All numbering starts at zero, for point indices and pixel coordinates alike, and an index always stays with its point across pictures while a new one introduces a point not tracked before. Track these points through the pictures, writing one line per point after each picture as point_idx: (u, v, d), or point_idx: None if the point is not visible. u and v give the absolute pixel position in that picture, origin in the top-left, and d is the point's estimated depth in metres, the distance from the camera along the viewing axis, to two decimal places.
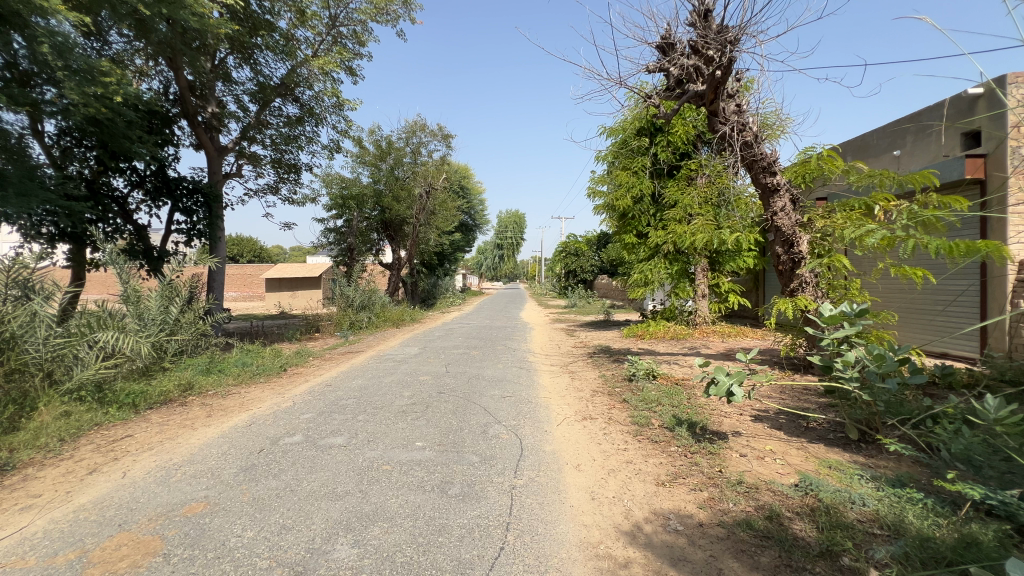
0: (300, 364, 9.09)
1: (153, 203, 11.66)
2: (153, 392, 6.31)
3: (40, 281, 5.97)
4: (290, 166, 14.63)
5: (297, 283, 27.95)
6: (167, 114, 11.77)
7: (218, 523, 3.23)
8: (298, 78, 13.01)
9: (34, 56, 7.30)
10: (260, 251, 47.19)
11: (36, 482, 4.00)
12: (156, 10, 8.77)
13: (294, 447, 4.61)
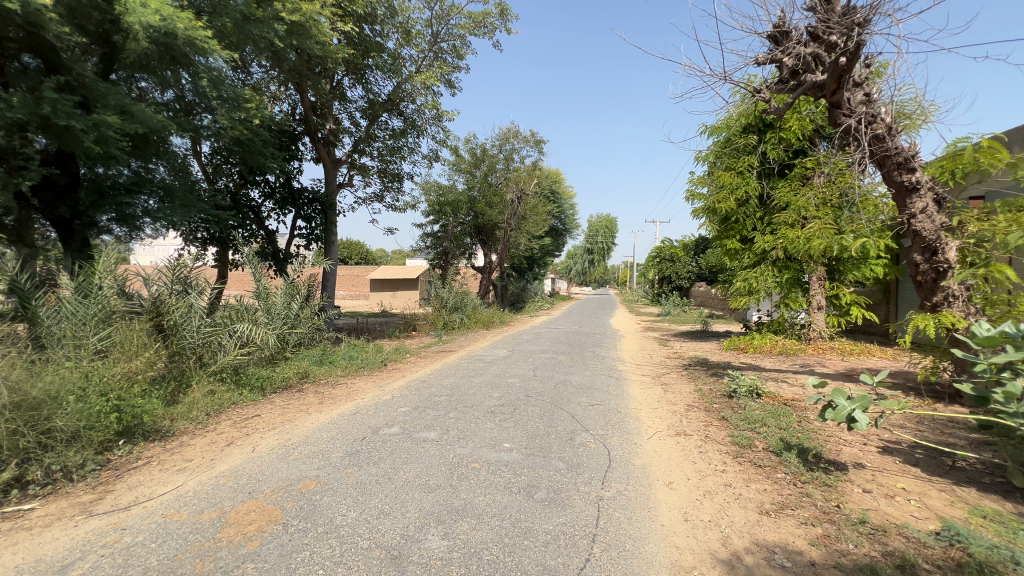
0: (398, 360, 9.74)
1: (281, 211, 13.24)
2: (277, 377, 7.19)
3: (195, 278, 7.03)
4: (394, 175, 15.77)
5: (397, 284, 30.00)
6: (294, 132, 13.31)
7: (327, 501, 3.56)
8: (403, 93, 14.02)
9: (197, 89, 8.66)
10: (366, 254, 51.37)
11: (189, 448, 4.76)
12: (288, 42, 10.03)
13: (392, 438, 4.94)
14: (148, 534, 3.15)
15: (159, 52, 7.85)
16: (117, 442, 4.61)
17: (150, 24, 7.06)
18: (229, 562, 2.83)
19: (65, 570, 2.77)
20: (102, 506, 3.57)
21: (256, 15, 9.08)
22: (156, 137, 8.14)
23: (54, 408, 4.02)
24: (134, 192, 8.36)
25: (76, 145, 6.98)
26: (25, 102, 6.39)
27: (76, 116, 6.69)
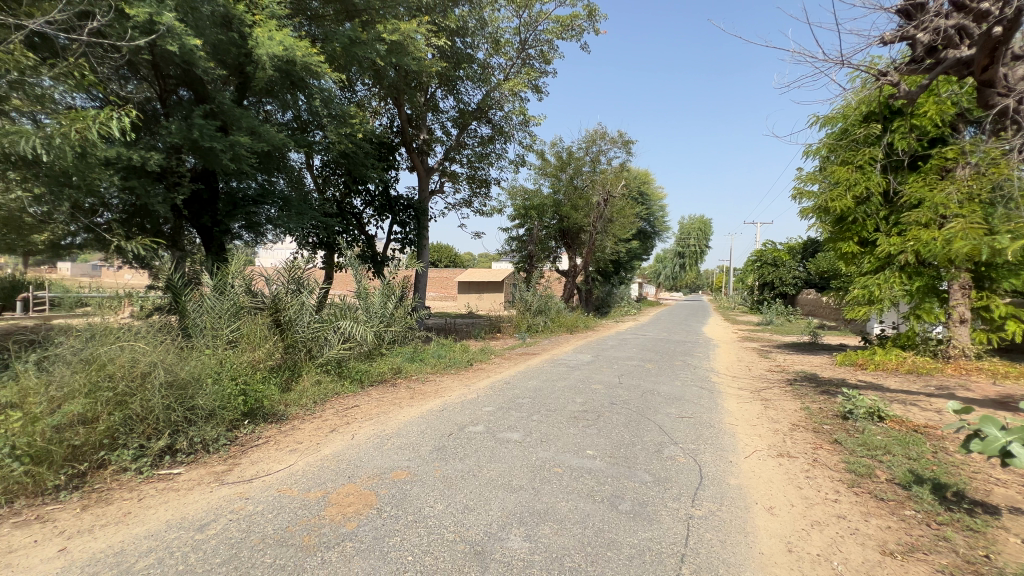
0: (484, 360, 10.03)
1: (379, 217, 14.28)
2: (374, 371, 7.75)
3: (307, 278, 7.80)
4: (482, 181, 16.28)
5: (483, 287, 30.87)
6: (392, 144, 14.29)
7: (416, 492, 3.75)
8: (492, 101, 14.45)
9: (311, 109, 9.64)
10: (455, 257, 53.56)
11: (299, 431, 5.29)
12: (388, 61, 10.82)
13: (476, 436, 5.08)
14: (266, 505, 3.54)
15: (281, 78, 8.87)
16: (243, 422, 5.26)
17: (275, 54, 8.03)
18: (332, 538, 3.09)
19: (203, 529, 3.20)
20: (231, 476, 4.09)
21: (361, 38, 9.93)
22: (278, 153, 9.19)
23: (197, 389, 4.69)
24: (260, 203, 9.51)
25: (216, 163, 8.10)
26: (180, 128, 7.55)
27: (217, 138, 7.77)
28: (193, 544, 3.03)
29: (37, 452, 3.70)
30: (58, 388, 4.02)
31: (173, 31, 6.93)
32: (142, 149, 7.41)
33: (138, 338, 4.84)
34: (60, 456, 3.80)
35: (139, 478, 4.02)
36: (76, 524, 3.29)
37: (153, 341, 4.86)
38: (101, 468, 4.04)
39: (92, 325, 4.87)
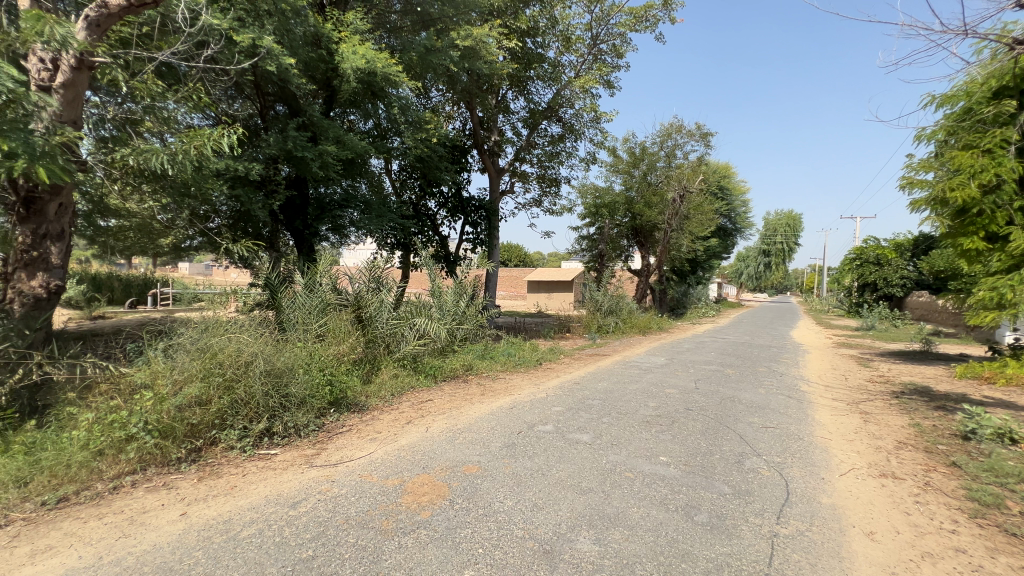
0: (553, 360, 10.02)
1: (452, 218, 14.76)
2: (447, 367, 8.04)
3: (386, 277, 8.24)
4: (552, 180, 16.26)
5: (553, 287, 30.80)
6: (464, 146, 14.70)
7: (486, 487, 3.83)
8: (562, 99, 14.38)
9: (390, 117, 10.18)
10: (525, 257, 53.95)
11: (378, 421, 5.63)
12: (461, 66, 11.16)
13: (545, 435, 5.09)
14: (350, 488, 3.81)
15: (364, 89, 9.47)
16: (329, 410, 5.68)
17: (358, 66, 8.58)
18: (408, 525, 3.25)
19: (295, 506, 3.50)
20: (319, 460, 4.43)
21: (436, 46, 10.33)
22: (360, 160, 9.81)
23: (291, 379, 5.14)
24: (344, 207, 10.21)
25: (307, 171, 8.81)
26: (277, 141, 8.31)
27: (308, 148, 8.45)
28: (287, 519, 3.33)
29: (164, 427, 4.25)
30: (179, 372, 4.59)
31: (272, 53, 7.65)
32: (246, 160, 8.25)
33: (242, 330, 5.39)
34: (181, 432, 4.34)
35: (243, 456, 4.48)
36: (193, 493, 3.74)
37: (255, 334, 5.39)
38: (213, 445, 4.56)
39: (206, 318, 5.50)
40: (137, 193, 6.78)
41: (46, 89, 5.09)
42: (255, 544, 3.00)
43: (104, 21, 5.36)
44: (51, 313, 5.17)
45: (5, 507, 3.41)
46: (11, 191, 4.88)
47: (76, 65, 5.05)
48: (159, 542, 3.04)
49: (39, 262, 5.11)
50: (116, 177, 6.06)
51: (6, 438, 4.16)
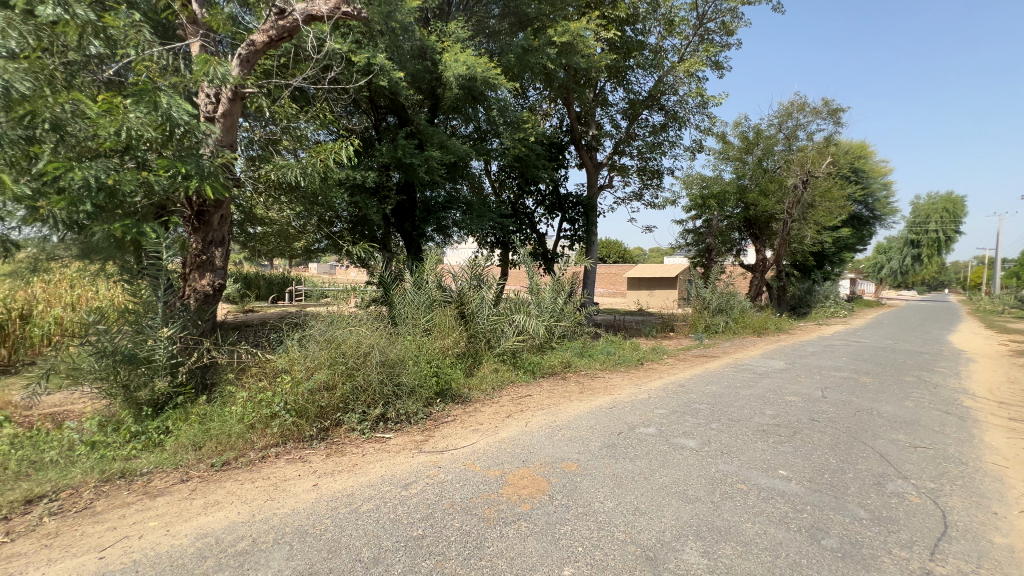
0: (655, 360, 9.61)
1: (550, 216, 14.84)
2: (546, 364, 8.12)
3: (487, 274, 8.51)
4: (654, 172, 15.56)
5: (654, 284, 29.55)
6: (562, 143, 14.67)
7: (586, 485, 3.79)
8: (665, 86, 13.69)
9: (490, 120, 10.49)
10: (624, 252, 52.36)
11: (480, 413, 5.86)
12: (558, 63, 11.16)
13: (648, 438, 4.89)
14: (455, 475, 4.02)
15: (465, 94, 9.88)
16: (436, 400, 6.05)
17: (460, 72, 8.97)
18: (509, 516, 3.34)
19: (406, 487, 3.78)
20: (427, 446, 4.74)
21: (534, 45, 10.46)
22: (462, 163, 10.29)
23: (402, 369, 5.57)
24: (448, 208, 10.77)
25: (415, 176, 9.45)
26: (389, 150, 9.02)
27: (416, 155, 9.06)
28: (400, 498, 3.61)
29: (299, 407, 4.86)
30: (310, 360, 5.20)
31: (384, 69, 8.32)
32: (363, 169, 9.07)
33: (361, 324, 5.95)
34: (313, 412, 4.92)
35: (362, 437, 4.95)
36: (323, 467, 4.22)
37: (371, 327, 5.92)
38: (338, 425, 5.10)
39: (331, 312, 6.16)
40: (277, 203, 7.80)
41: (210, 119, 6.05)
42: (373, 518, 3.30)
43: (252, 57, 6.23)
44: (216, 306, 6.13)
45: (185, 465, 4.15)
46: (187, 206, 5.88)
47: (232, 97, 5.93)
48: (297, 508, 3.47)
49: (207, 264, 6.07)
50: (262, 190, 7.04)
51: (185, 409, 5.03)
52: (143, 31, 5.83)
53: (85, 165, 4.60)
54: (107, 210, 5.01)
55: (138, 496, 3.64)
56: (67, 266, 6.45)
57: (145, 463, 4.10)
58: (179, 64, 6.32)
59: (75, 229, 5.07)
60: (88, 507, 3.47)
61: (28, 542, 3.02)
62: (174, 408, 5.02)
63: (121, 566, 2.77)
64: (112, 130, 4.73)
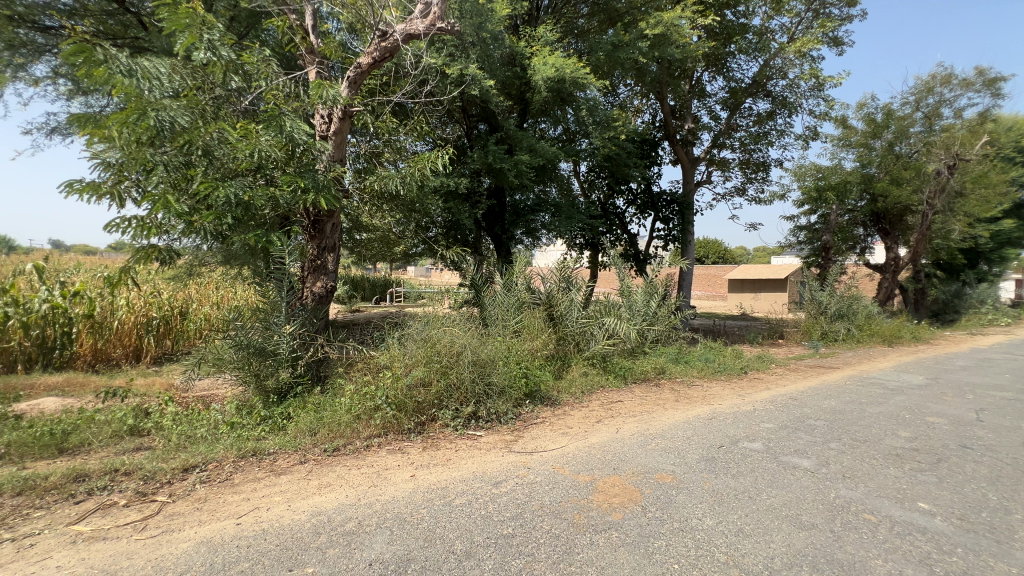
0: (761, 369, 8.79)
1: (641, 215, 14.33)
2: (637, 369, 7.82)
3: (576, 276, 8.40)
4: (758, 164, 14.34)
5: (759, 285, 27.15)
6: (654, 139, 14.09)
7: (682, 500, 3.57)
8: (772, 70, 12.57)
9: (579, 120, 10.40)
10: (725, 252, 48.60)
11: (569, 416, 5.81)
12: (651, 56, 10.76)
13: (753, 454, 4.48)
14: (544, 477, 4.02)
15: (553, 97, 9.90)
16: (525, 401, 6.10)
17: (548, 75, 9.03)
18: (599, 523, 3.25)
19: (497, 485, 3.86)
20: (517, 446, 4.79)
21: (624, 41, 10.20)
22: (551, 165, 10.33)
23: (492, 369, 5.71)
24: (536, 211, 10.85)
25: (506, 180, 9.67)
26: (480, 156, 9.33)
27: (506, 159, 9.28)
28: (490, 496, 3.69)
29: (399, 401, 5.19)
30: (408, 358, 5.52)
31: (476, 78, 8.65)
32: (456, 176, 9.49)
33: (454, 324, 6.21)
34: (410, 407, 5.22)
35: (455, 433, 5.15)
36: (420, 459, 4.46)
37: (464, 327, 6.15)
38: (433, 420, 5.35)
39: (427, 313, 6.49)
40: (380, 211, 8.43)
41: (324, 137, 6.71)
42: (465, 513, 3.41)
43: (358, 78, 6.79)
44: (329, 306, 6.77)
45: (303, 448, 4.62)
46: (306, 217, 6.59)
47: (341, 116, 6.55)
48: (396, 496, 3.70)
49: (321, 268, 6.73)
50: (367, 200, 7.65)
51: (303, 398, 5.62)
52: (272, 64, 6.66)
53: (227, 183, 5.36)
54: (243, 222, 5.78)
55: (266, 473, 4.14)
56: (214, 271, 7.53)
57: (272, 444, 4.64)
58: (299, 90, 7.12)
59: (220, 239, 5.92)
60: (228, 479, 4.02)
61: (185, 504, 3.57)
62: (294, 397, 5.63)
63: (253, 532, 3.16)
64: (248, 152, 5.44)
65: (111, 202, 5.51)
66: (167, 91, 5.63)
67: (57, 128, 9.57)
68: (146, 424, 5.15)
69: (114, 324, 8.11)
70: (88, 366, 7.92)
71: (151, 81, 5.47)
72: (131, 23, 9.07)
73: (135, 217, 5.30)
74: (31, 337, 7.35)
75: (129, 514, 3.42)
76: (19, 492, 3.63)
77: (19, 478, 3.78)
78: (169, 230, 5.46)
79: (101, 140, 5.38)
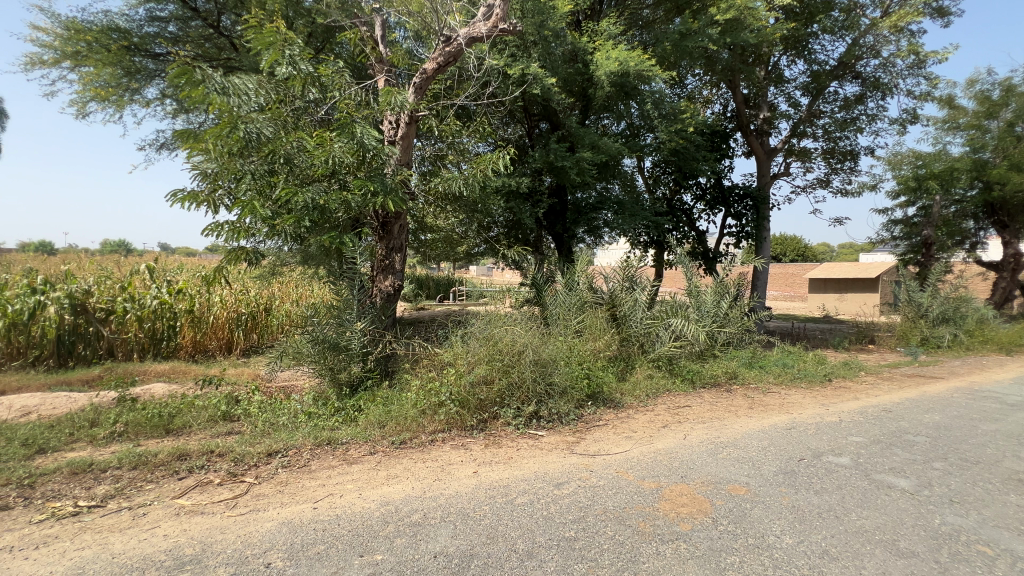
0: (849, 378, 8.02)
1: (711, 211, 13.66)
2: (707, 373, 7.43)
3: (640, 276, 8.13)
4: (845, 153, 13.14)
5: (845, 285, 24.89)
6: (725, 131, 13.37)
7: (758, 514, 3.35)
8: (862, 49, 11.49)
9: (643, 114, 10.08)
10: (805, 249, 44.84)
11: (634, 420, 5.64)
12: (722, 43, 10.21)
13: (840, 469, 4.11)
14: (608, 481, 3.92)
15: (617, 91, 9.67)
16: (588, 402, 6.01)
17: (611, 69, 8.88)
18: (666, 533, 3.12)
19: (559, 487, 3.82)
20: (579, 448, 4.73)
21: (693, 29, 9.76)
22: (614, 162, 10.11)
23: (554, 369, 5.68)
24: (599, 209, 10.68)
25: (567, 179, 9.57)
26: (542, 155, 9.31)
27: (568, 158, 9.20)
28: (553, 496, 3.66)
29: (462, 398, 5.30)
30: (471, 355, 5.62)
31: (537, 77, 8.66)
32: (518, 176, 9.56)
33: (516, 323, 6.23)
34: (473, 404, 5.32)
35: (517, 432, 5.17)
36: (482, 456, 4.52)
37: (526, 326, 6.17)
38: (495, 418, 5.41)
39: (489, 312, 6.57)
40: (444, 212, 8.64)
41: (392, 142, 6.99)
42: (528, 512, 3.41)
43: (424, 83, 6.95)
44: (396, 304, 7.04)
45: (373, 440, 4.85)
46: (375, 218, 6.91)
47: (408, 121, 6.77)
48: (459, 491, 3.77)
49: (390, 267, 7.02)
50: (432, 201, 7.87)
51: (373, 391, 5.91)
52: (345, 75, 7.05)
53: (305, 189, 5.74)
54: (319, 225, 6.16)
55: (340, 461, 4.39)
56: (293, 270, 8.10)
57: (345, 435, 4.90)
58: (369, 98, 7.47)
59: (299, 241, 6.35)
60: (306, 465, 4.30)
61: (269, 486, 3.87)
62: (365, 390, 5.92)
63: (329, 517, 3.35)
64: (323, 159, 5.81)
65: (207, 209, 6.08)
66: (254, 105, 6.11)
67: (164, 143, 10.75)
68: (236, 411, 5.64)
69: (210, 318, 8.97)
70: (189, 356, 8.80)
71: (240, 97, 5.97)
72: (224, 46, 9.98)
73: (227, 222, 5.81)
74: (144, 329, 8.33)
75: (222, 492, 3.76)
76: (134, 466, 4.10)
77: (135, 454, 4.27)
78: (256, 233, 5.94)
79: (199, 153, 5.94)
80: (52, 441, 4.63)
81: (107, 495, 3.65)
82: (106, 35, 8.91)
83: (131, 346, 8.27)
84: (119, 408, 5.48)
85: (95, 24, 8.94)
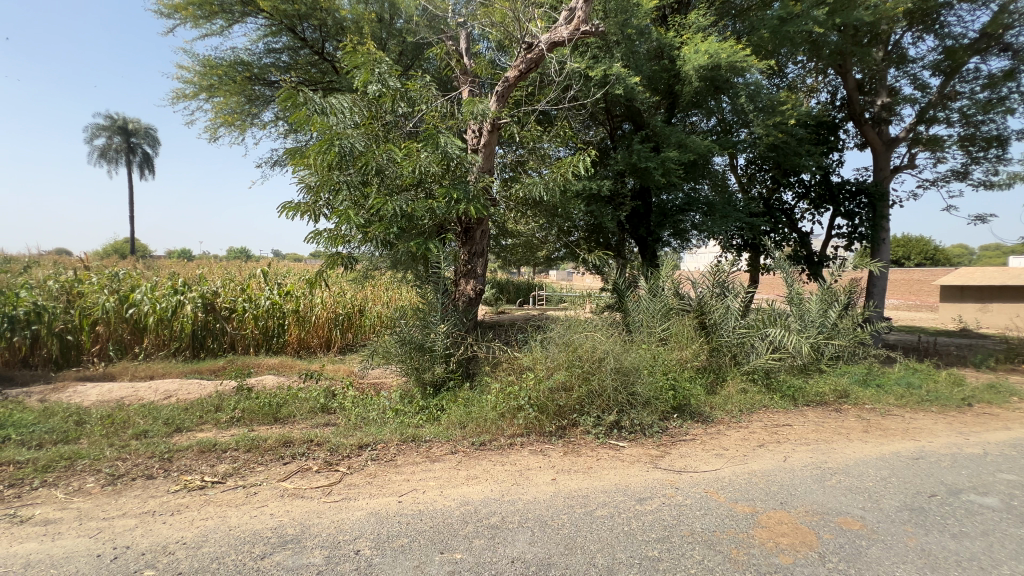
0: (996, 405, 6.74)
1: (816, 211, 12.36)
2: (811, 390, 6.69)
3: (732, 281, 7.57)
4: (989, 140, 11.25)
5: (988, 293, 21.26)
6: (834, 121, 12.05)
7: (877, 554, 2.92)
8: (1013, 16, 9.77)
9: (735, 109, 9.44)
10: (935, 253, 38.97)
11: (725, 437, 5.23)
12: (830, 25, 9.25)
13: (985, 511, 3.47)
14: (695, 500, 3.67)
15: (707, 86, 9.15)
16: (673, 415, 5.70)
17: (701, 64, 8.44)
18: (763, 565, 2.83)
19: (642, 502, 3.64)
20: (663, 463, 4.48)
21: (795, 12, 8.96)
22: (703, 160, 9.56)
23: (637, 378, 5.47)
24: (686, 210, 10.08)
25: (652, 180, 9.19)
26: (625, 156, 9.05)
27: (652, 158, 8.85)
28: (634, 512, 3.49)
29: (541, 403, 5.27)
30: (551, 361, 5.58)
31: (620, 77, 8.44)
32: (599, 179, 9.35)
33: (596, 329, 6.07)
34: (552, 410, 5.26)
35: (597, 441, 5.03)
36: (561, 464, 4.46)
37: (607, 333, 6.00)
38: (574, 425, 5.31)
39: (570, 317, 6.47)
40: (524, 217, 8.68)
41: (475, 150, 7.18)
42: (608, 526, 3.28)
43: (506, 91, 7.05)
44: (477, 308, 7.20)
45: (454, 439, 4.98)
46: (458, 225, 7.15)
47: (490, 129, 6.91)
48: (537, 497, 3.75)
49: (472, 272, 7.22)
50: (514, 207, 7.92)
51: (454, 392, 6.08)
52: (432, 89, 7.38)
53: (394, 198, 6.09)
54: (407, 231, 6.47)
55: (422, 458, 4.56)
56: (384, 274, 8.60)
57: (428, 433, 5.08)
58: (454, 109, 7.75)
59: (389, 247, 6.73)
60: (393, 459, 4.53)
61: (359, 477, 4.12)
62: (447, 390, 6.11)
63: (412, 512, 3.49)
64: (411, 169, 6.15)
65: (309, 218, 6.66)
66: (350, 122, 6.62)
67: (278, 161, 12.02)
68: (333, 404, 6.09)
69: (313, 318, 9.88)
70: (295, 352, 9.71)
71: (338, 115, 6.50)
72: (328, 69, 10.91)
73: (326, 230, 6.33)
74: (258, 326, 9.37)
75: (319, 479, 4.07)
76: (248, 449, 4.59)
77: (249, 438, 4.77)
78: (351, 240, 6.39)
79: (304, 167, 6.54)
80: (186, 422, 5.33)
81: (227, 473, 4.12)
82: (233, 68, 10.21)
83: (248, 341, 9.32)
84: (237, 397, 6.17)
85: (225, 60, 10.27)
